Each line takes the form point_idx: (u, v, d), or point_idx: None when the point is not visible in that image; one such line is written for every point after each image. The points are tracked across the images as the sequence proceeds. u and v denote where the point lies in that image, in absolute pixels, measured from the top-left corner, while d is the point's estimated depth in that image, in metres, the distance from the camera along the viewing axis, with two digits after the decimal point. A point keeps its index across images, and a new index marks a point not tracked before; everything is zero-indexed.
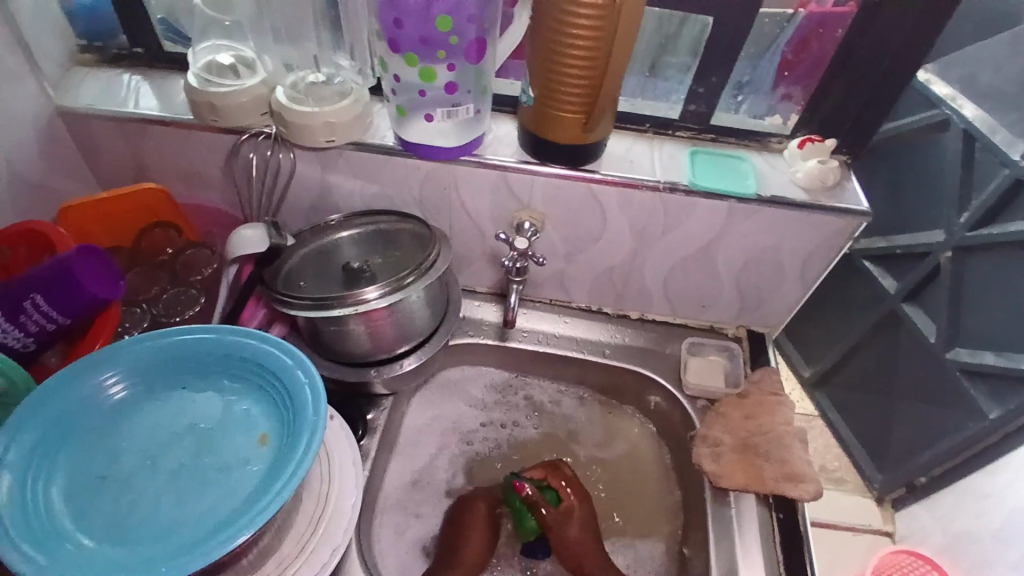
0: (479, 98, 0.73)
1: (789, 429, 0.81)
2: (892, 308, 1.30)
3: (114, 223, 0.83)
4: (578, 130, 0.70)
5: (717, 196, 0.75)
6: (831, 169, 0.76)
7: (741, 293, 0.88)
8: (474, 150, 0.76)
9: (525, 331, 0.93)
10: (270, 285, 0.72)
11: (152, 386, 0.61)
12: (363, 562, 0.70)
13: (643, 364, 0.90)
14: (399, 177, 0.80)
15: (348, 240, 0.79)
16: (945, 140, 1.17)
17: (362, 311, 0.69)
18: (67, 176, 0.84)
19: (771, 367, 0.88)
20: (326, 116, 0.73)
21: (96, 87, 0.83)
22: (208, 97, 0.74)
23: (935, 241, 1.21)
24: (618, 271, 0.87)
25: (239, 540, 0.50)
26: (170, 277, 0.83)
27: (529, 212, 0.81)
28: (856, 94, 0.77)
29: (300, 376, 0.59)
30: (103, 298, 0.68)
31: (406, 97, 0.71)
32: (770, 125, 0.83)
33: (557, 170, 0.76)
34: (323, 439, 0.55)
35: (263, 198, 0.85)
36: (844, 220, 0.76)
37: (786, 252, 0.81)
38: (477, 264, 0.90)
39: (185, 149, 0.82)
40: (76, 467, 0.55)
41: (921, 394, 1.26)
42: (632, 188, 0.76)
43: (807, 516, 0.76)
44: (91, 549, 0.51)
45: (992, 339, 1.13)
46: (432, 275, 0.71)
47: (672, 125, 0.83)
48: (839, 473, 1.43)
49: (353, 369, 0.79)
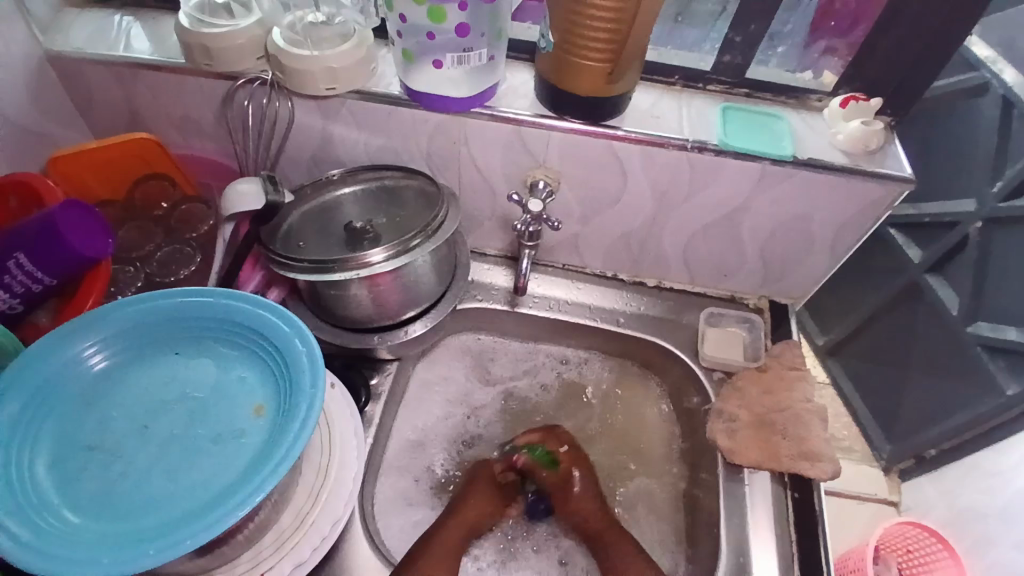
0: (493, 42, 0.67)
1: (809, 407, 0.77)
2: (914, 278, 1.25)
3: (106, 176, 0.78)
4: (601, 81, 0.64)
5: (749, 158, 0.70)
6: (875, 132, 0.69)
7: (767, 262, 0.83)
8: (486, 101, 0.71)
9: (536, 297, 0.88)
10: (267, 244, 0.68)
11: (144, 350, 0.58)
12: (367, 529, 0.69)
13: (658, 334, 0.86)
14: (406, 129, 0.74)
15: (350, 197, 0.74)
16: (982, 106, 1.12)
17: (365, 274, 0.65)
18: (60, 125, 0.79)
19: (793, 341, 0.83)
20: (327, 61, 0.67)
21: (88, 29, 0.77)
22: (202, 39, 0.68)
23: (965, 211, 1.15)
24: (637, 235, 0.82)
25: (233, 518, 0.47)
26: (165, 232, 0.79)
27: (544, 170, 0.75)
28: (907, 50, 0.70)
29: (297, 344, 0.56)
30: (91, 256, 0.64)
31: (413, 40, 0.66)
32: (801, 80, 0.76)
33: (575, 125, 0.70)
34: (320, 412, 0.52)
35: (261, 148, 0.80)
36: (884, 187, 0.70)
37: (818, 220, 0.75)
38: (487, 225, 0.85)
39: (182, 97, 0.77)
40: (63, 436, 0.53)
41: (936, 364, 1.22)
42: (657, 147, 0.70)
43: (824, 495, 0.73)
44: (78, 524, 0.48)
45: (1015, 314, 1.08)
46: (439, 237, 0.67)
47: (704, 77, 0.76)
48: (847, 442, 1.40)
49: (355, 335, 0.76)
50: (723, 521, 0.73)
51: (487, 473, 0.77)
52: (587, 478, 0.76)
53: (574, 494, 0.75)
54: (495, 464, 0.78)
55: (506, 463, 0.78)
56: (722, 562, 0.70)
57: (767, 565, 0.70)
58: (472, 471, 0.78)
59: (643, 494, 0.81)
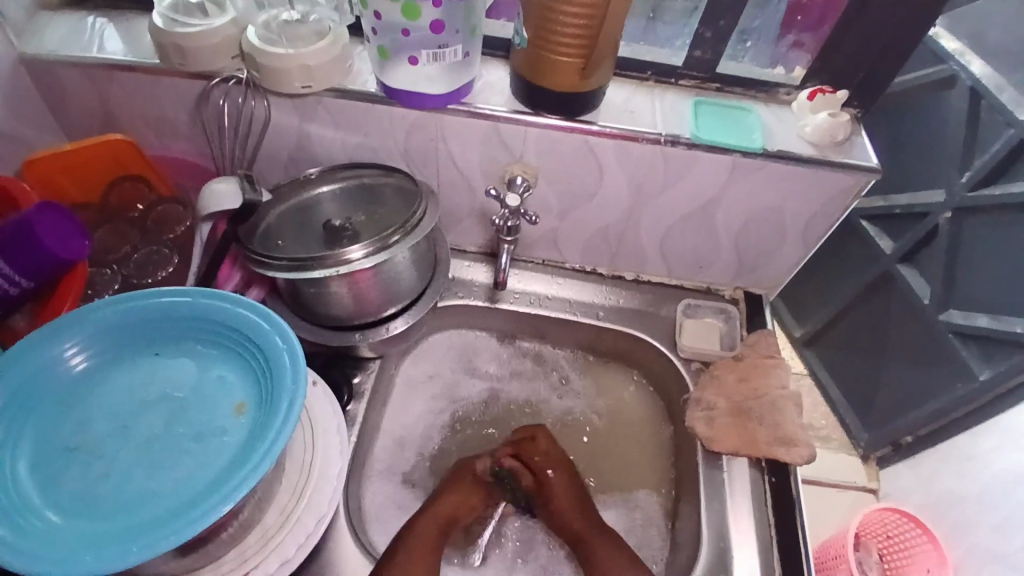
0: (468, 40, 0.68)
1: (785, 393, 0.79)
2: (887, 268, 1.29)
3: (80, 178, 0.76)
4: (574, 77, 0.65)
5: (721, 150, 0.71)
6: (842, 124, 0.71)
7: (741, 253, 0.85)
8: (463, 98, 0.71)
9: (517, 292, 0.89)
10: (246, 243, 0.68)
11: (124, 351, 0.58)
12: (351, 526, 0.69)
13: (638, 326, 0.88)
14: (384, 127, 0.74)
15: (329, 196, 0.74)
16: (949, 98, 1.15)
17: (345, 271, 0.65)
18: (33, 127, 0.78)
19: (768, 330, 0.85)
20: (302, 59, 0.67)
21: (60, 30, 0.76)
22: (176, 39, 0.68)
23: (935, 202, 1.18)
24: (615, 229, 0.83)
25: (216, 514, 0.47)
26: (140, 234, 0.78)
27: (521, 166, 0.76)
28: (870, 44, 0.72)
29: (279, 342, 0.56)
30: (67, 258, 0.64)
31: (389, 37, 0.66)
32: (771, 75, 0.78)
33: (552, 121, 0.71)
34: (303, 408, 0.52)
35: (238, 148, 0.80)
36: (852, 177, 0.72)
37: (790, 210, 0.77)
38: (467, 222, 0.86)
39: (157, 98, 0.76)
40: (43, 439, 0.53)
41: (912, 352, 1.25)
42: (631, 141, 0.71)
43: (800, 478, 0.76)
44: (59, 525, 0.48)
45: (986, 302, 1.11)
46: (418, 234, 0.67)
47: (676, 72, 0.78)
48: (826, 432, 1.43)
49: (336, 332, 0.76)
50: (704, 508, 0.74)
51: (470, 472, 0.76)
52: (566, 479, 0.75)
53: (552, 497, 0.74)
54: (478, 462, 0.77)
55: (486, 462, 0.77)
56: (704, 547, 0.72)
57: (748, 550, 0.71)
58: (458, 467, 0.78)
59: (626, 485, 0.82)
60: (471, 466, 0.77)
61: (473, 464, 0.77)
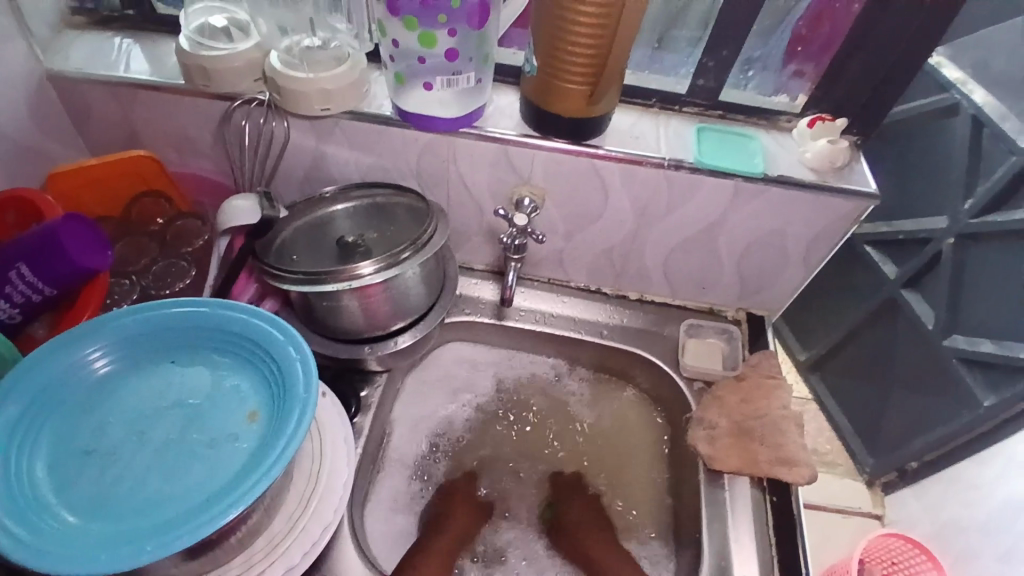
0: (480, 66, 0.70)
1: (786, 414, 0.80)
2: (890, 293, 1.30)
3: (104, 192, 0.80)
4: (582, 103, 0.68)
5: (723, 175, 0.73)
6: (841, 150, 0.74)
7: (743, 276, 0.86)
8: (474, 121, 0.74)
9: (523, 310, 0.91)
10: (261, 257, 0.70)
11: (142, 358, 0.60)
12: (355, 538, 0.70)
13: (641, 345, 0.89)
14: (396, 148, 0.77)
15: (342, 213, 0.76)
16: (950, 126, 1.17)
17: (356, 286, 0.67)
18: (57, 141, 0.81)
19: (770, 351, 0.86)
20: (322, 83, 0.70)
21: (88, 50, 0.80)
22: (200, 61, 0.71)
23: (939, 227, 1.20)
24: (619, 250, 0.85)
25: (228, 517, 0.49)
26: (159, 247, 0.80)
27: (529, 187, 0.78)
28: (868, 74, 0.75)
29: (292, 352, 0.58)
30: (89, 269, 0.66)
31: (404, 64, 0.69)
32: (775, 103, 0.81)
33: (559, 144, 0.73)
34: (314, 415, 0.54)
35: (255, 167, 0.82)
36: (851, 202, 0.74)
37: (790, 234, 0.79)
38: (475, 241, 0.88)
39: (179, 116, 0.79)
40: (62, 441, 0.54)
41: (916, 378, 1.26)
42: (636, 165, 0.74)
43: (801, 499, 0.76)
44: (74, 525, 0.50)
45: (990, 327, 1.12)
46: (428, 251, 0.69)
47: (680, 100, 0.80)
48: (831, 457, 1.43)
49: (345, 345, 0.78)
50: (705, 527, 0.75)
51: (469, 491, 0.81)
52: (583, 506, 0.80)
53: (570, 520, 0.78)
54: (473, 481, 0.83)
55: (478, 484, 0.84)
56: (705, 566, 0.72)
57: (750, 570, 0.71)
58: (451, 485, 0.82)
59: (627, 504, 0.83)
60: (463, 485, 0.82)
61: (466, 484, 0.82)
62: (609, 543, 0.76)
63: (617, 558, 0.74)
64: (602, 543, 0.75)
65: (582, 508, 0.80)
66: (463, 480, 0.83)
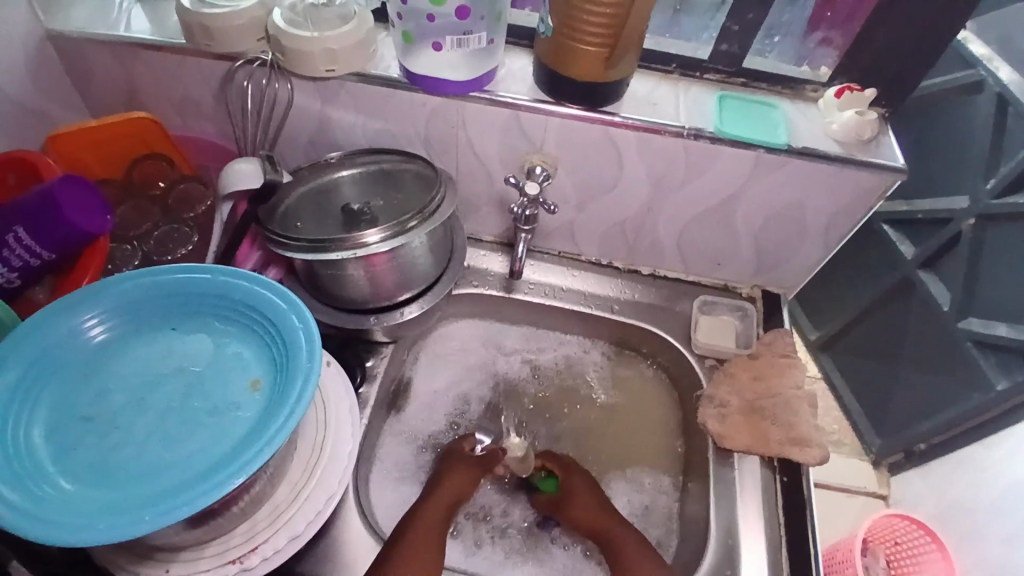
0: (492, 26, 0.67)
1: (799, 394, 0.78)
2: (907, 273, 1.27)
3: (104, 154, 0.78)
4: (598, 66, 0.65)
5: (744, 145, 0.70)
6: (868, 122, 0.70)
7: (759, 251, 0.84)
8: (485, 85, 0.71)
9: (532, 283, 0.89)
10: (265, 223, 0.68)
11: (142, 325, 0.59)
12: (359, 507, 0.70)
13: (651, 321, 0.87)
14: (404, 113, 0.74)
15: (348, 179, 0.74)
16: (975, 103, 1.13)
17: (362, 254, 0.65)
18: (58, 103, 0.79)
19: (784, 330, 0.84)
20: (325, 42, 0.67)
21: (89, 9, 0.77)
22: (201, 19, 0.68)
23: (958, 208, 1.16)
24: (632, 223, 0.83)
25: (229, 487, 0.48)
26: (162, 212, 0.79)
27: (541, 156, 0.76)
28: (901, 38, 0.70)
29: (294, 321, 0.57)
30: (88, 232, 0.64)
31: (413, 22, 0.66)
32: (801, 72, 0.76)
33: (573, 110, 0.70)
34: (317, 385, 0.52)
35: (259, 131, 0.80)
36: (877, 176, 0.70)
37: (811, 208, 0.76)
38: (485, 211, 0.86)
39: (181, 78, 0.77)
40: (62, 408, 0.54)
41: (929, 360, 1.24)
42: (652, 134, 0.71)
43: (812, 481, 0.74)
44: (74, 493, 0.49)
45: (1007, 310, 1.09)
46: (435, 220, 0.67)
47: (702, 66, 0.76)
48: (837, 436, 1.42)
49: (351, 315, 0.76)
50: (713, 504, 0.74)
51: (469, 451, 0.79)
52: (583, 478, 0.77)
53: (574, 489, 0.75)
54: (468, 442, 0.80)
55: (475, 441, 0.80)
56: (711, 543, 0.72)
57: (756, 550, 0.71)
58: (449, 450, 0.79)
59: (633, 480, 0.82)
60: (460, 447, 0.79)
61: (461, 445, 0.80)
62: (607, 512, 0.73)
63: (621, 528, 0.71)
64: (603, 515, 0.73)
65: (583, 480, 0.76)
66: (458, 443, 0.80)
